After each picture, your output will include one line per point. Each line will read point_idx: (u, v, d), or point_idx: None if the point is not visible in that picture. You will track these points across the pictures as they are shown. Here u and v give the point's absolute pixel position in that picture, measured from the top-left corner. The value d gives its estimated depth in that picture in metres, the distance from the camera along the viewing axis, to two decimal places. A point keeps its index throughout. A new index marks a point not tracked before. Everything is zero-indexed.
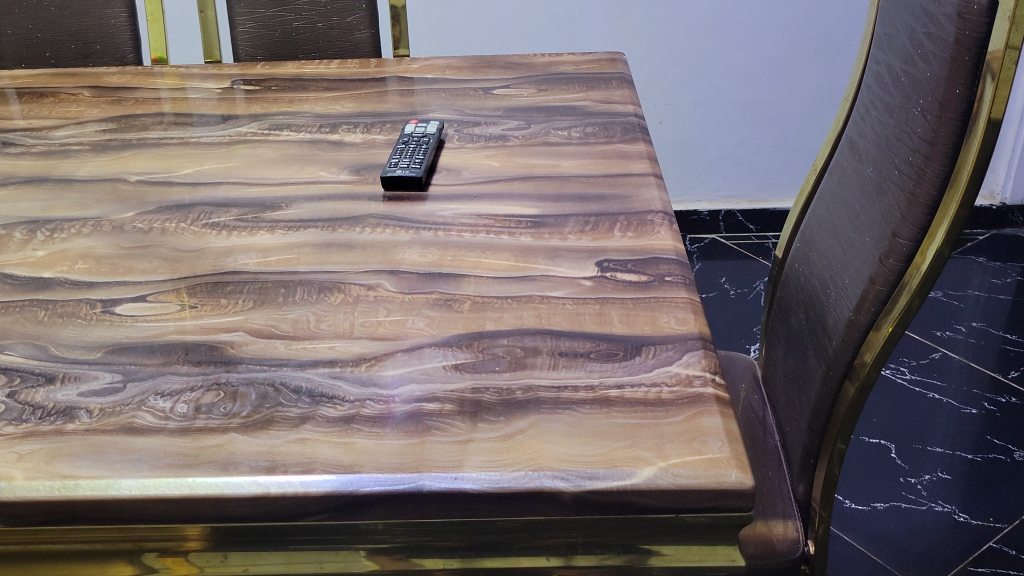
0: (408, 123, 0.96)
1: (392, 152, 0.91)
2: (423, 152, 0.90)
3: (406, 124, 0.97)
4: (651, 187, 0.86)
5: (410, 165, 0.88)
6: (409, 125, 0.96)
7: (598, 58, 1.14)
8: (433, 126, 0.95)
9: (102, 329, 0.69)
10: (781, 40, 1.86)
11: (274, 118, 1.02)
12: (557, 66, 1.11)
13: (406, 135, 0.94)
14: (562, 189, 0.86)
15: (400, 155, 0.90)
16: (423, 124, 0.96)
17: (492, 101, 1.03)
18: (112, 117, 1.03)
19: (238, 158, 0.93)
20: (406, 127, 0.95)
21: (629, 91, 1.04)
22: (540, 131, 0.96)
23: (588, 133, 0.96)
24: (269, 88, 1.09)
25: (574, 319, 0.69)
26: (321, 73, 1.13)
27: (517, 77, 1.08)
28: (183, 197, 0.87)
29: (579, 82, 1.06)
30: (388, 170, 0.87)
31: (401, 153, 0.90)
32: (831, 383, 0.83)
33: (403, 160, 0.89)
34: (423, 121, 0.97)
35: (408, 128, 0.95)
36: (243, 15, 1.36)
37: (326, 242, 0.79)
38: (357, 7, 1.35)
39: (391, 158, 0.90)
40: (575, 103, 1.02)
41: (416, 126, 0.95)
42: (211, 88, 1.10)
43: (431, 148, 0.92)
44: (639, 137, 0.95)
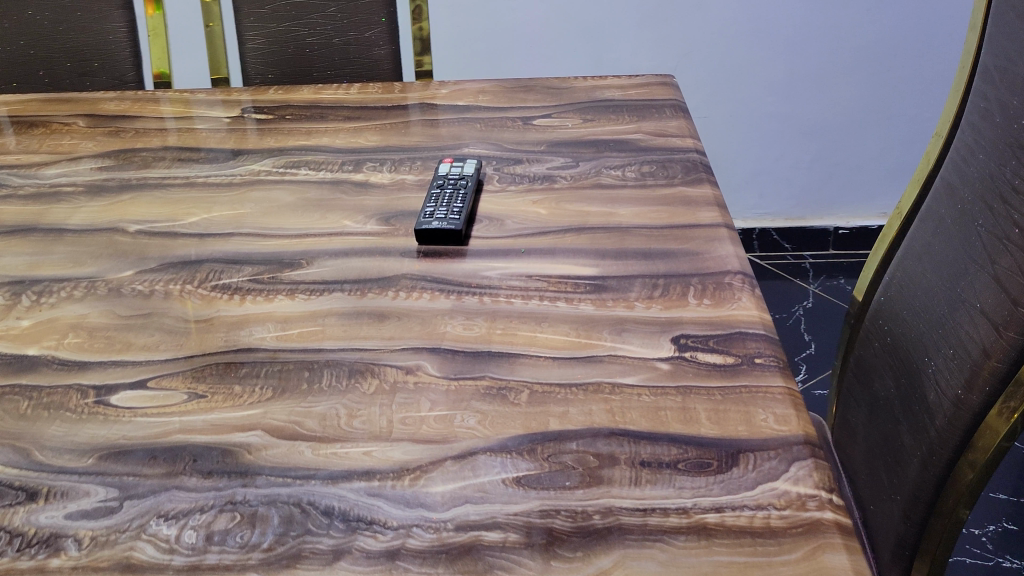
0: (443, 160, 0.86)
1: (428, 195, 0.81)
2: (462, 199, 0.79)
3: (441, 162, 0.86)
4: (723, 241, 0.75)
5: (448, 215, 0.77)
6: (445, 163, 0.85)
7: (647, 81, 1.03)
8: (471, 165, 0.84)
9: (94, 427, 0.59)
10: (823, 50, 1.75)
11: (290, 154, 0.91)
12: (602, 91, 1.00)
13: (442, 175, 0.83)
14: (622, 243, 0.75)
15: (437, 202, 0.79)
16: (458, 162, 0.85)
17: (533, 133, 0.92)
18: (110, 151, 0.92)
19: (251, 204, 0.83)
20: (440, 167, 0.85)
21: (686, 122, 0.93)
22: (591, 171, 0.85)
23: (645, 173, 0.85)
24: (284, 117, 0.98)
25: (653, 416, 0.58)
26: (340, 99, 1.02)
27: (559, 104, 0.97)
28: (190, 252, 0.76)
29: (628, 111, 0.95)
30: (422, 221, 0.76)
31: (438, 200, 0.79)
32: (936, 468, 0.72)
33: (440, 208, 0.78)
34: (460, 158, 0.86)
35: (443, 166, 0.84)
36: (252, 29, 1.25)
37: (354, 311, 0.69)
38: (376, 21, 1.23)
39: (426, 204, 0.79)
40: (627, 136, 0.91)
41: (452, 165, 0.84)
42: (219, 116, 0.99)
43: (470, 191, 0.81)
44: (703, 178, 0.84)
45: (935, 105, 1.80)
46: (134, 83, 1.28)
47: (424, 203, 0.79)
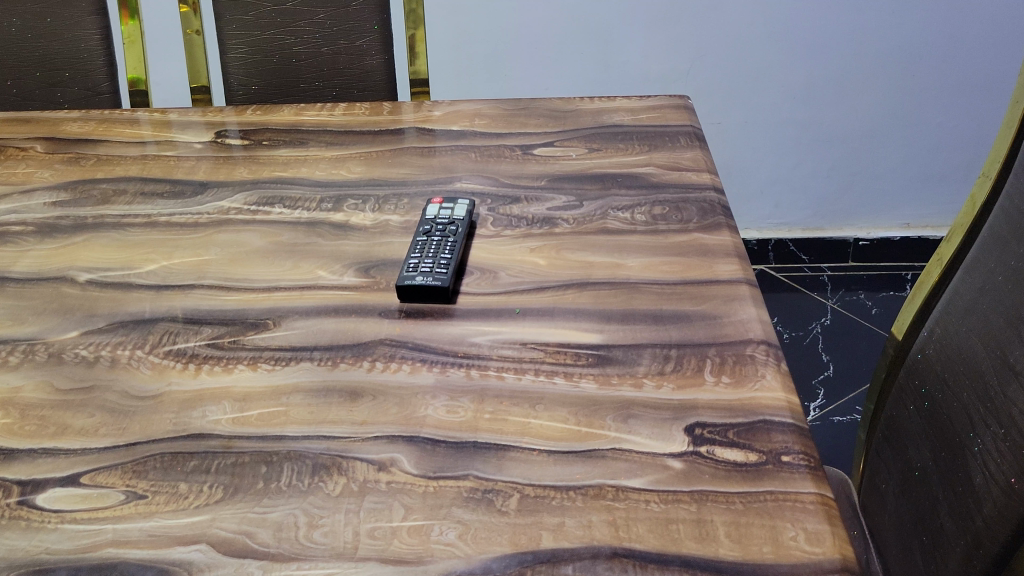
0: (431, 200, 0.77)
1: (414, 241, 0.72)
2: (450, 248, 0.70)
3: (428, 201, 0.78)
4: (745, 303, 0.66)
5: (433, 270, 0.68)
6: (432, 203, 0.76)
7: (660, 103, 0.94)
8: (461, 207, 0.75)
9: (14, 537, 0.51)
10: (843, 53, 1.65)
11: (264, 187, 0.82)
12: (610, 115, 0.91)
13: (430, 218, 0.74)
14: (630, 304, 0.66)
15: (422, 253, 0.70)
16: (446, 201, 0.76)
17: (533, 165, 0.83)
18: (67, 182, 0.84)
19: (218, 249, 0.74)
20: (427, 207, 0.76)
21: (701, 153, 0.85)
22: (596, 212, 0.77)
23: (657, 215, 0.76)
24: (261, 142, 0.90)
25: (664, 531, 0.49)
26: (324, 122, 0.94)
27: (563, 131, 0.89)
28: (144, 308, 0.68)
29: (638, 140, 0.87)
30: (404, 277, 0.67)
31: (423, 250, 0.71)
32: (983, 563, 0.64)
33: (425, 261, 0.69)
34: (450, 197, 0.78)
35: (430, 207, 0.76)
36: (234, 37, 1.16)
37: (322, 387, 0.60)
38: (368, 29, 1.15)
39: (411, 254, 0.70)
40: (637, 170, 0.82)
41: (440, 206, 0.76)
42: (190, 141, 0.91)
43: (459, 238, 0.72)
44: (722, 222, 0.75)
45: (963, 110, 1.70)
46: (109, 94, 1.19)
47: (409, 251, 0.71)
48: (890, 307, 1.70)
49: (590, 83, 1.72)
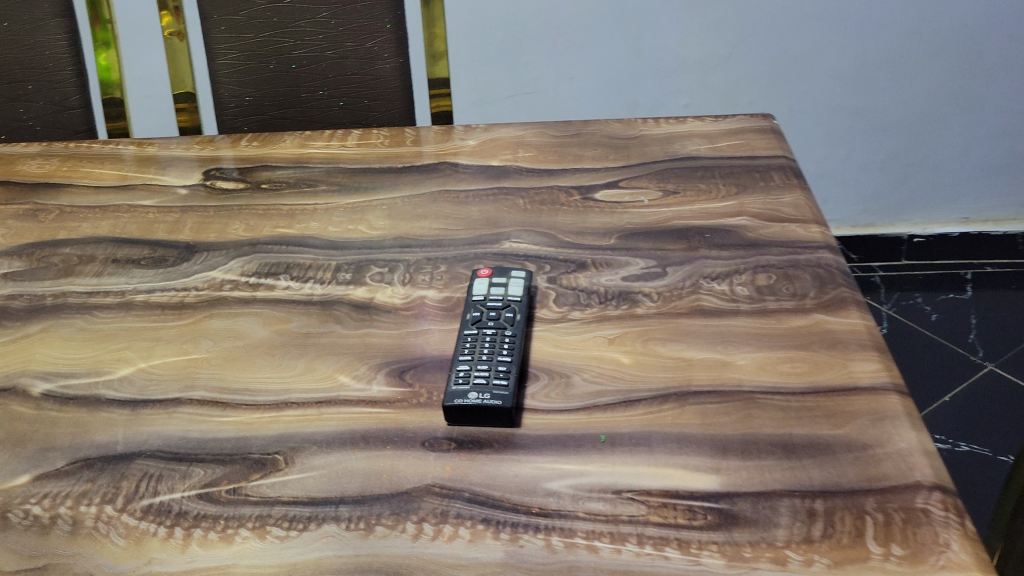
0: (476, 270, 0.61)
1: (461, 333, 0.56)
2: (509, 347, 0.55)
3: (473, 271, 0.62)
4: (901, 423, 0.51)
5: (489, 381, 0.53)
6: (479, 275, 0.61)
7: (739, 125, 0.78)
8: (516, 283, 0.60)
9: None
10: (901, 33, 1.49)
11: (266, 250, 0.66)
12: (683, 143, 0.75)
13: (480, 298, 0.59)
14: (750, 427, 0.51)
15: (473, 353, 0.55)
16: (495, 272, 0.61)
17: (597, 215, 0.68)
18: (22, 245, 0.68)
19: (209, 342, 0.59)
20: (474, 281, 0.60)
21: (804, 196, 0.68)
22: (684, 283, 0.61)
23: (763, 287, 0.60)
24: (259, 185, 0.74)
25: None
26: (335, 155, 0.77)
27: (628, 167, 0.73)
28: (115, 435, 0.53)
29: (722, 178, 0.71)
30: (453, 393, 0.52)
31: (476, 349, 0.55)
32: None
33: (478, 366, 0.54)
34: (501, 265, 0.62)
35: (478, 280, 0.60)
36: (224, 40, 0.99)
37: (353, 567, 0.45)
38: (379, 28, 0.98)
39: (459, 354, 0.55)
40: (728, 222, 0.66)
41: (490, 281, 0.60)
42: (173, 184, 0.75)
43: (519, 328, 0.57)
44: (846, 296, 0.59)
45: None
46: (81, 109, 1.03)
47: (457, 349, 0.55)
48: (951, 313, 1.54)
49: (619, 74, 1.55)
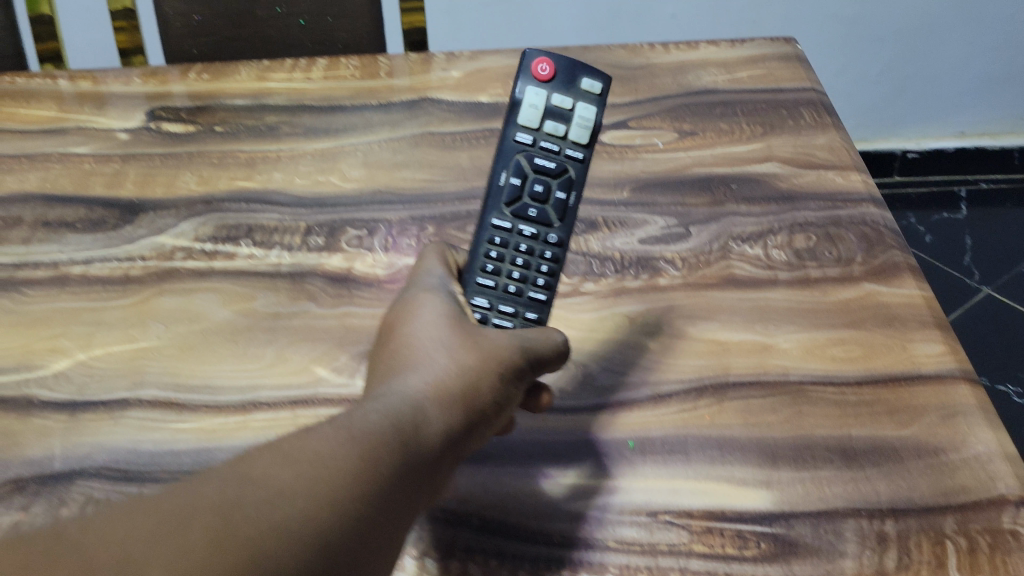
0: (532, 69, 0.52)
1: (497, 203, 0.50)
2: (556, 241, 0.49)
3: (525, 61, 0.53)
4: (976, 421, 0.43)
5: (520, 299, 0.47)
6: (533, 85, 0.52)
7: (759, 52, 0.68)
8: (579, 106, 0.52)
9: None
10: None
11: (224, 209, 0.57)
12: (698, 73, 0.66)
13: (533, 126, 0.51)
14: (802, 428, 0.43)
15: (506, 247, 0.49)
16: (547, 86, 0.52)
17: (606, 162, 0.59)
18: None
19: (160, 327, 0.50)
20: (533, 83, 0.52)
21: (839, 138, 0.60)
22: (712, 246, 0.53)
23: (802, 251, 0.52)
24: (212, 128, 0.64)
25: None
26: (297, 89, 0.67)
27: (637, 105, 0.63)
28: (51, 448, 0.44)
29: (744, 117, 0.62)
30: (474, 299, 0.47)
31: (517, 227, 0.49)
32: None
33: (510, 270, 0.48)
34: (569, 66, 0.52)
35: (528, 100, 0.51)
36: None
37: None
38: None
39: (486, 241, 0.49)
40: (756, 170, 0.58)
41: (550, 95, 0.52)
42: (110, 127, 0.64)
43: (570, 216, 0.50)
44: (898, 260, 0.52)
45: None
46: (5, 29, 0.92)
47: (492, 218, 0.50)
48: (946, 234, 1.50)
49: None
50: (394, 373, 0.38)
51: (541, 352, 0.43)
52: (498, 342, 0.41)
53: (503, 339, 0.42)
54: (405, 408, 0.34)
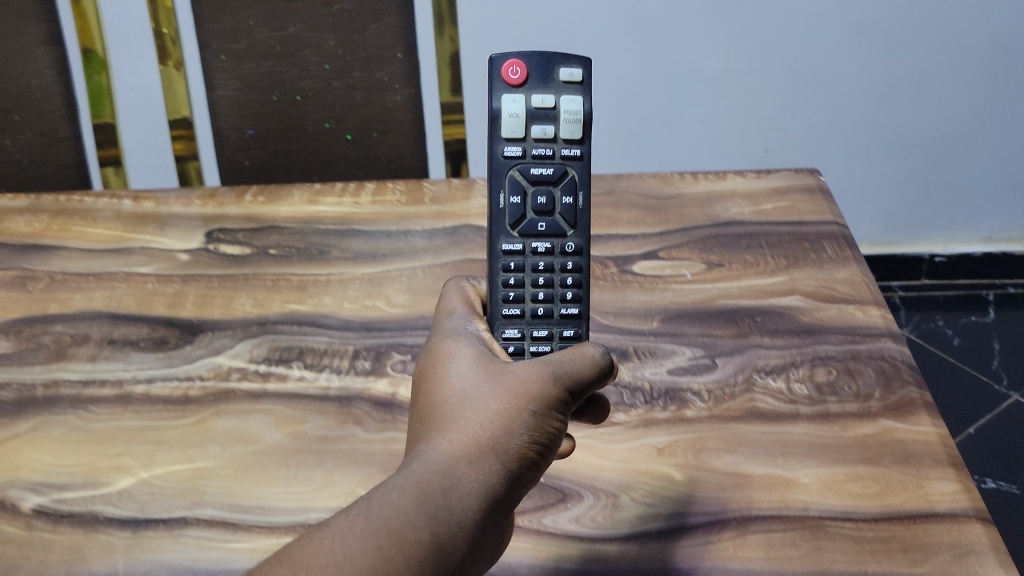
0: (502, 77, 0.54)
1: (502, 225, 0.53)
2: (572, 256, 0.53)
3: (494, 65, 0.55)
4: (987, 560, 0.45)
5: (552, 320, 0.53)
6: (507, 91, 0.54)
7: (784, 184, 0.72)
8: (563, 103, 0.54)
9: None
10: (933, 49, 1.38)
11: (277, 331, 0.61)
12: (725, 204, 0.70)
13: (521, 134, 0.54)
14: (820, 563, 0.46)
15: (523, 268, 0.53)
16: (520, 89, 0.54)
17: (637, 292, 0.62)
18: (10, 321, 0.63)
19: (216, 447, 0.53)
20: (512, 89, 0.54)
21: (860, 272, 0.63)
22: (736, 378, 0.56)
23: (823, 385, 0.55)
24: (267, 250, 0.68)
25: None
26: (347, 213, 0.72)
27: (667, 235, 0.67)
28: (114, 564, 0.47)
29: (768, 248, 0.65)
30: (506, 334, 0.52)
31: (534, 247, 0.53)
32: None
33: (533, 292, 0.53)
34: (538, 63, 0.55)
35: (507, 110, 0.53)
36: (223, 71, 0.93)
37: None
38: (390, 57, 0.93)
39: (502, 268, 0.53)
40: (779, 303, 0.61)
41: (529, 99, 0.54)
42: (173, 247, 0.69)
43: (579, 215, 0.54)
44: (914, 396, 0.54)
45: None
46: (70, 141, 0.98)
47: (504, 243, 0.53)
48: (973, 338, 1.52)
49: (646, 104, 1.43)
50: (430, 437, 0.43)
51: (579, 374, 0.46)
52: (532, 376, 0.45)
53: (537, 368, 0.45)
54: (432, 477, 0.39)
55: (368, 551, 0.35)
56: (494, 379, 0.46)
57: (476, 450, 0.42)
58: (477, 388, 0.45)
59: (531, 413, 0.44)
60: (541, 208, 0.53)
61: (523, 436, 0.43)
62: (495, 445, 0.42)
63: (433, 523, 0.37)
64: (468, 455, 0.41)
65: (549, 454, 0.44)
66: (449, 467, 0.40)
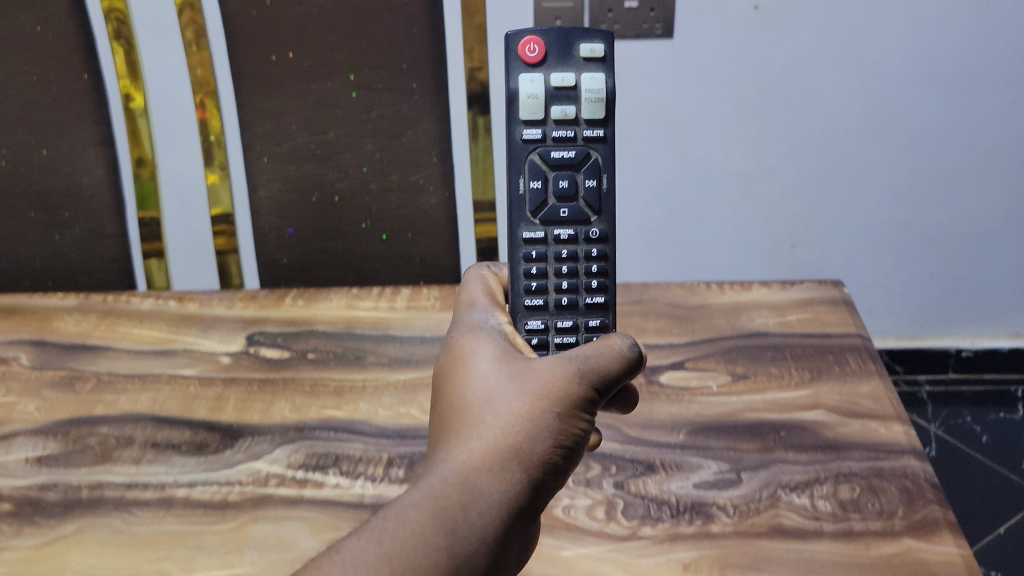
0: (521, 57, 0.59)
1: (524, 213, 0.60)
2: (595, 247, 0.61)
3: (513, 43, 0.60)
4: None
5: (577, 310, 0.62)
6: (527, 71, 0.60)
7: (807, 295, 0.75)
8: (586, 80, 0.60)
9: None
10: (956, 149, 1.41)
11: (314, 437, 0.63)
12: (750, 316, 0.72)
13: (543, 120, 0.60)
14: None
15: (546, 258, 0.61)
16: (539, 68, 0.60)
17: (664, 403, 0.64)
18: (58, 421, 0.65)
19: (255, 552, 0.54)
20: (532, 67, 0.59)
21: (883, 386, 0.65)
22: (761, 493, 0.57)
23: (846, 501, 0.56)
24: (306, 354, 0.71)
25: None
26: (382, 318, 0.75)
27: (692, 346, 0.69)
28: None
29: (792, 359, 0.67)
30: (529, 328, 0.60)
31: (559, 245, 0.61)
32: None
33: (556, 282, 0.61)
34: (556, 41, 0.60)
35: (526, 91, 0.59)
36: (265, 173, 0.97)
37: None
38: (426, 161, 0.96)
39: (525, 258, 0.61)
40: (803, 416, 0.62)
41: (548, 81, 0.60)
42: (214, 350, 0.72)
43: (598, 198, 0.61)
44: (937, 515, 0.55)
45: None
46: (117, 237, 1.02)
47: (528, 235, 0.61)
48: (1003, 435, 1.51)
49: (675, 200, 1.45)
50: (464, 438, 0.50)
51: (595, 377, 0.53)
52: (554, 381, 0.52)
53: (559, 372, 0.52)
54: (465, 480, 0.47)
55: (411, 541, 0.43)
56: (519, 380, 0.52)
57: (506, 450, 0.49)
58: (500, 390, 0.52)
59: (554, 416, 0.51)
60: (563, 194, 0.60)
61: (546, 439, 0.50)
62: (521, 447, 0.49)
63: (467, 518, 0.45)
64: (497, 458, 0.48)
65: (572, 449, 0.52)
66: (483, 469, 0.47)
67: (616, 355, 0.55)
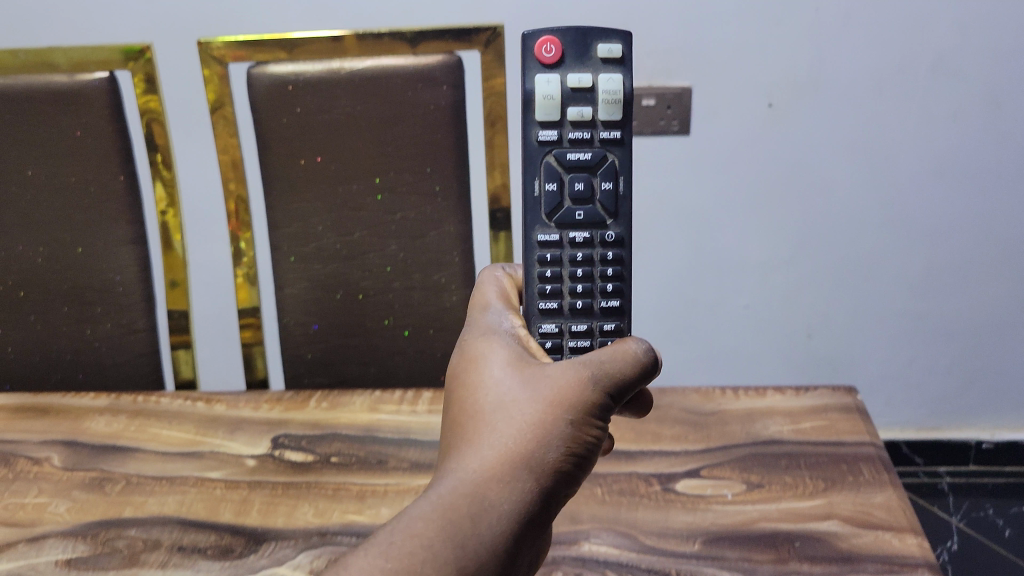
0: (539, 57, 0.63)
1: (540, 215, 0.63)
2: (611, 250, 0.64)
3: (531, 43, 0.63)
4: None
5: (592, 314, 0.65)
6: (545, 70, 0.63)
7: (820, 402, 0.76)
8: (603, 81, 0.63)
9: None
10: (970, 242, 1.43)
11: (335, 543, 0.63)
12: (764, 424, 0.74)
13: (560, 121, 0.63)
14: None
15: (561, 260, 0.64)
16: (555, 68, 0.63)
17: (679, 512, 0.65)
18: (87, 521, 0.66)
19: None
20: (550, 67, 0.63)
21: (896, 497, 0.65)
22: None
23: None
24: (329, 458, 0.72)
25: None
26: (404, 423, 0.76)
27: (708, 454, 0.71)
28: None
29: (805, 467, 0.68)
30: (544, 331, 0.63)
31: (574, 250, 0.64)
32: None
33: (572, 285, 0.64)
34: (572, 41, 0.64)
35: (543, 90, 0.63)
36: (292, 272, 1.00)
37: None
38: (448, 261, 0.99)
39: (540, 259, 0.64)
40: (819, 527, 0.63)
41: (565, 81, 0.63)
42: (241, 453, 0.74)
43: (613, 201, 0.63)
44: None
45: None
46: (147, 331, 1.04)
47: (544, 241, 0.64)
48: None
49: (694, 290, 1.48)
50: (480, 442, 0.52)
51: (610, 379, 0.55)
52: (569, 387, 0.54)
53: (574, 378, 0.55)
54: (481, 484, 0.49)
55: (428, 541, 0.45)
56: (534, 386, 0.55)
57: (521, 457, 0.51)
58: (514, 397, 0.55)
59: (567, 421, 0.53)
60: (578, 197, 0.63)
61: (558, 444, 0.52)
62: (535, 454, 0.52)
63: (482, 522, 0.47)
64: (512, 463, 0.51)
65: (586, 452, 0.54)
66: (498, 477, 0.50)
67: (632, 361, 0.57)
